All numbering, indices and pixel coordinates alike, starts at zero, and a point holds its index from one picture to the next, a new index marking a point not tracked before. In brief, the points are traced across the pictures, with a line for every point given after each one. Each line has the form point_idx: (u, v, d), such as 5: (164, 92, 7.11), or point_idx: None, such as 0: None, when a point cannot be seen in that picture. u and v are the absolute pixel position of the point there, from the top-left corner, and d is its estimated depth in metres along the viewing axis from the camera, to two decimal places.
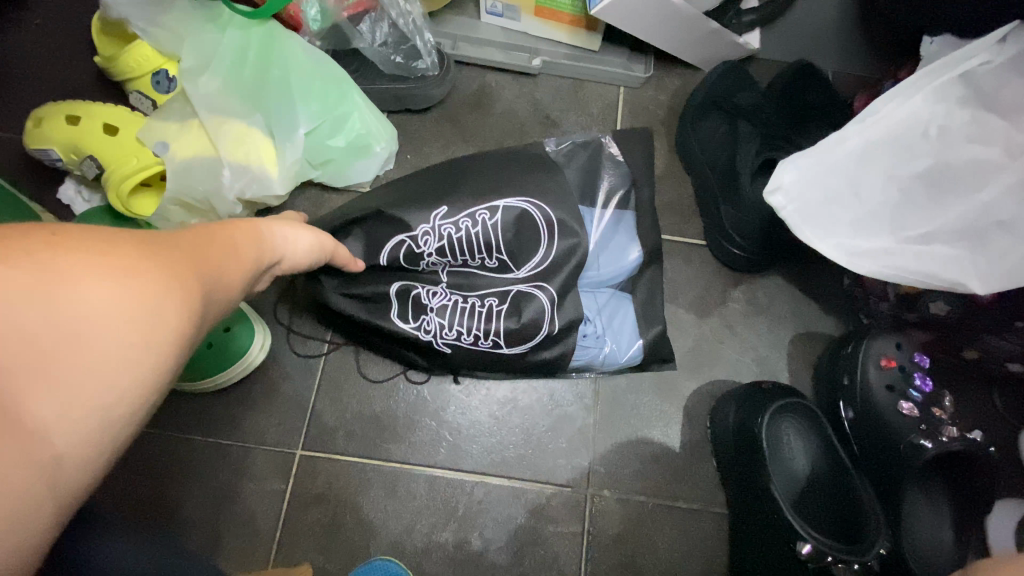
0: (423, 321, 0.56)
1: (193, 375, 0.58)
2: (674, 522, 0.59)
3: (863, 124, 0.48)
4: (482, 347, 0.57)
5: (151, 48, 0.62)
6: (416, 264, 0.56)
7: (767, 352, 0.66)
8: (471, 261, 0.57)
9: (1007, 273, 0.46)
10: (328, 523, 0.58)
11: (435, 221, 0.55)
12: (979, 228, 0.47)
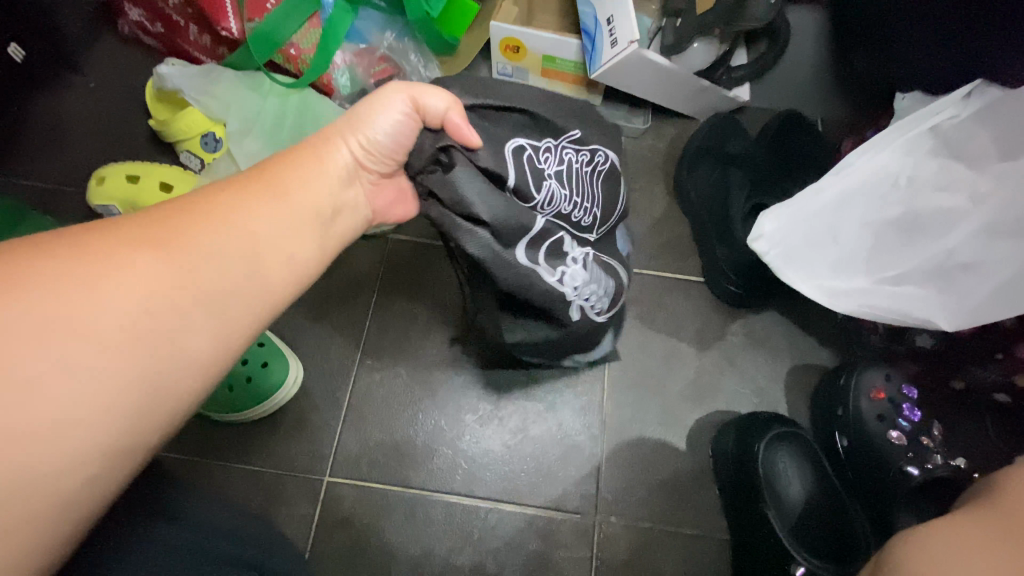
0: (564, 272, 0.49)
1: (232, 407, 0.63)
2: (680, 547, 0.62)
3: (838, 175, 0.53)
4: (592, 308, 0.54)
5: (201, 114, 0.70)
6: (535, 185, 0.46)
7: (765, 383, 0.70)
8: (580, 210, 0.51)
9: (971, 312, 0.51)
10: (353, 546, 0.62)
11: (557, 142, 0.49)
12: (944, 270, 0.51)
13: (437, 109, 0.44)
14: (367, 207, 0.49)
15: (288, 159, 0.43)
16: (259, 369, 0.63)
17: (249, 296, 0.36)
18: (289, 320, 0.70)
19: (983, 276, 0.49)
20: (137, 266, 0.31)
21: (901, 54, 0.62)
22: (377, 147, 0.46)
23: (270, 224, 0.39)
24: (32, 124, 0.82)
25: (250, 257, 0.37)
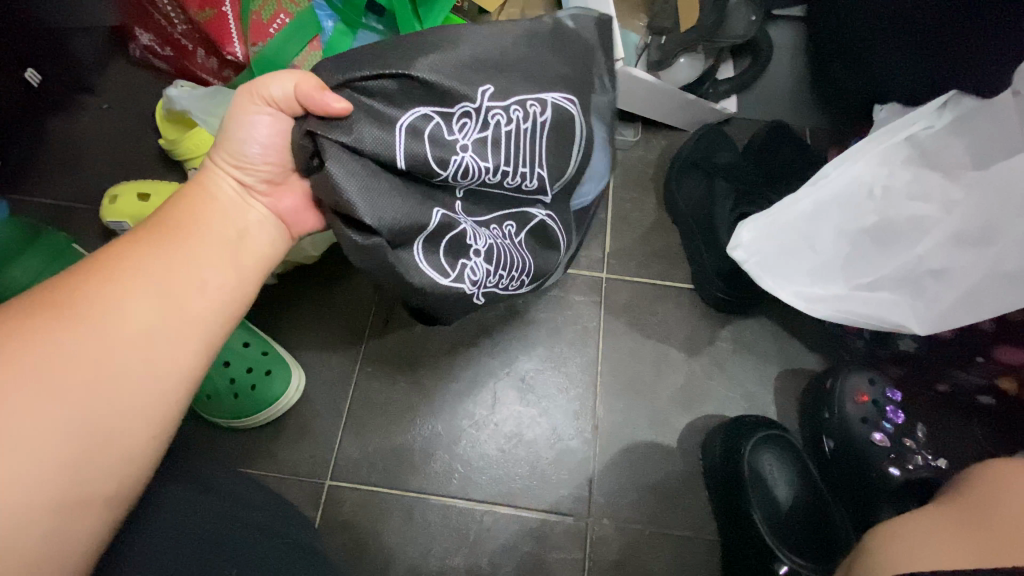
0: (464, 266, 0.47)
1: (238, 413, 0.66)
2: (670, 548, 0.64)
3: (815, 186, 0.55)
4: (500, 287, 0.53)
5: (208, 133, 0.74)
6: (447, 164, 0.42)
7: (753, 388, 0.71)
8: (508, 178, 0.48)
9: (941, 317, 0.53)
10: (353, 548, 0.64)
11: (479, 103, 0.42)
12: (916, 276, 0.53)
13: (292, 83, 0.42)
14: (274, 222, 0.49)
15: (173, 202, 0.45)
16: (263, 377, 0.66)
17: (171, 331, 0.38)
18: (291, 329, 0.73)
19: (950, 282, 0.52)
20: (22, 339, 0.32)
21: (875, 66, 0.64)
22: (248, 156, 0.46)
23: (170, 261, 0.40)
24: (47, 144, 0.86)
25: (152, 296, 0.38)
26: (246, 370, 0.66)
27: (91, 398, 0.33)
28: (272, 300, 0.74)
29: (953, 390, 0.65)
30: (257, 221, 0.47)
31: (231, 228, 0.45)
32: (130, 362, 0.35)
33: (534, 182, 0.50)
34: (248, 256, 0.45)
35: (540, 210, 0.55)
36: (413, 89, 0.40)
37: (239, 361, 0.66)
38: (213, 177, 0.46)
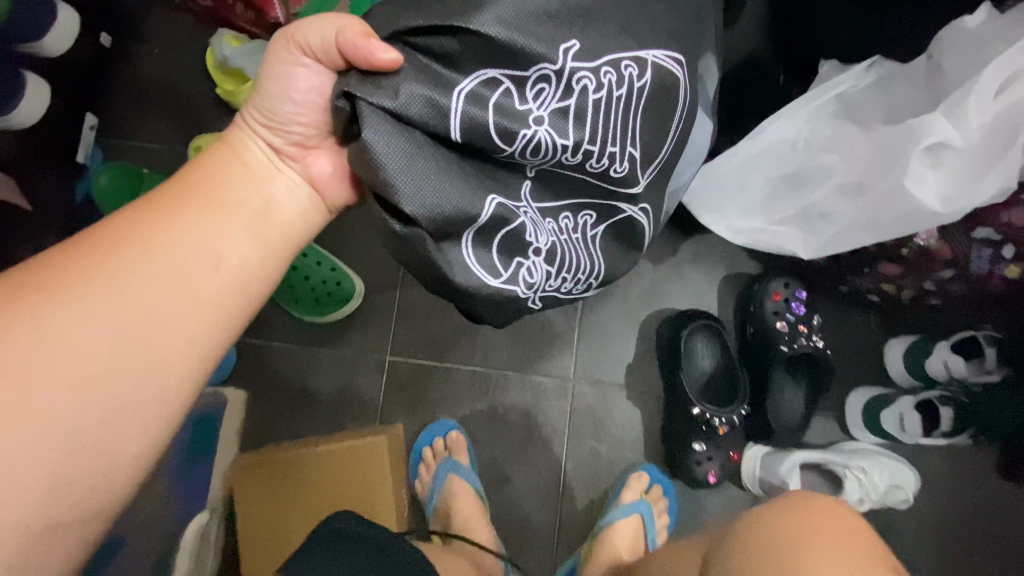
0: (523, 266, 0.51)
1: (322, 312, 0.92)
2: (627, 398, 0.93)
3: (749, 141, 0.73)
4: (564, 289, 0.57)
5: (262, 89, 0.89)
6: (512, 142, 0.44)
7: (702, 288, 0.93)
8: (591, 160, 0.50)
9: (821, 246, 0.74)
10: (409, 399, 0.94)
11: (560, 66, 0.43)
12: (810, 215, 0.73)
13: (335, 33, 0.45)
14: (304, 190, 0.56)
15: (210, 160, 0.53)
16: (336, 285, 0.91)
17: (196, 293, 0.46)
18: (349, 248, 0.96)
19: (832, 221, 0.72)
20: (80, 281, 0.42)
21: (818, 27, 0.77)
22: (284, 115, 0.52)
23: (203, 229, 0.48)
24: (114, 89, 0.99)
25: (183, 259, 0.46)
26: (323, 282, 0.91)
27: (132, 341, 0.43)
28: (333, 226, 0.96)
29: (850, 289, 0.88)
30: (286, 188, 0.55)
31: (258, 197, 0.52)
32: (162, 311, 0.44)
33: (620, 169, 0.52)
34: (274, 227, 0.53)
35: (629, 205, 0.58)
36: (473, 44, 0.41)
37: (316, 275, 0.91)
38: (247, 139, 0.54)
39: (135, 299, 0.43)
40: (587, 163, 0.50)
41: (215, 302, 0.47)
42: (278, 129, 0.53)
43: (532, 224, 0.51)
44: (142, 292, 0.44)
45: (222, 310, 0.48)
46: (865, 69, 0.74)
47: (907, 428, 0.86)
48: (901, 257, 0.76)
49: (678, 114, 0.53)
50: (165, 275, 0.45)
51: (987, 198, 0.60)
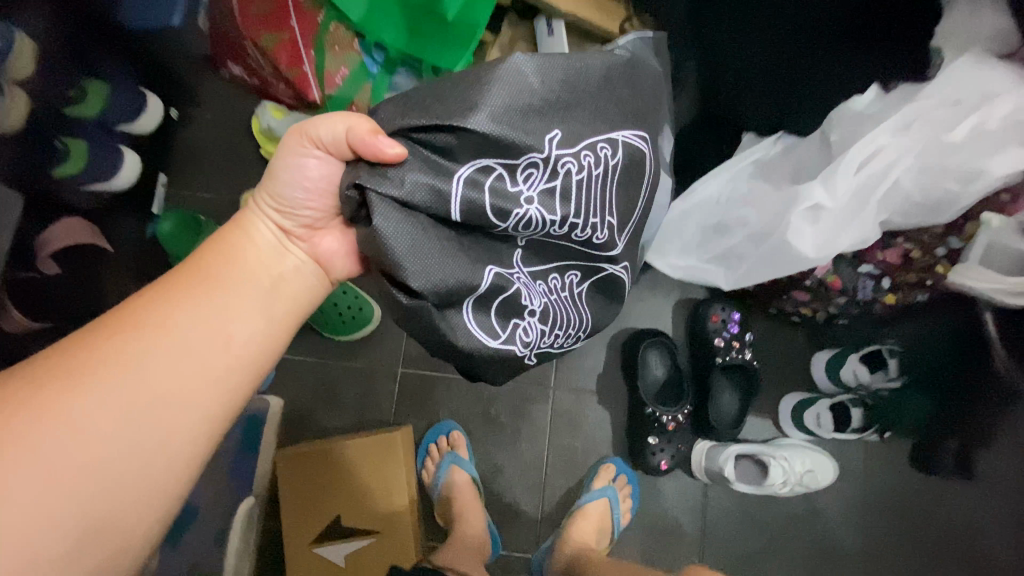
0: (518, 326, 0.67)
1: (346, 332, 1.12)
2: (595, 400, 1.14)
3: (685, 199, 0.97)
4: (553, 341, 0.73)
5: None
6: (505, 218, 0.57)
7: (656, 310, 1.15)
8: (577, 229, 0.64)
9: (737, 279, 0.98)
10: (418, 404, 1.14)
11: (546, 153, 0.57)
12: (729, 256, 0.97)
13: (344, 129, 0.57)
14: (307, 265, 0.67)
15: (226, 238, 0.64)
16: (358, 310, 1.10)
17: (214, 363, 0.56)
18: (368, 277, 1.16)
19: (744, 261, 0.95)
20: (107, 364, 0.51)
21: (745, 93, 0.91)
22: (295, 199, 0.63)
23: (217, 307, 0.58)
24: (180, 149, 1.24)
25: (202, 332, 0.57)
26: (348, 307, 1.10)
27: (161, 405, 0.53)
28: None
29: (779, 310, 1.07)
30: (290, 266, 0.66)
31: (270, 273, 0.64)
32: (185, 380, 0.54)
33: (602, 235, 0.67)
34: (279, 302, 0.64)
35: (608, 267, 0.75)
36: (468, 139, 0.53)
37: (343, 302, 1.09)
38: (262, 221, 0.65)
39: (164, 370, 0.54)
40: (574, 231, 0.65)
41: (229, 373, 0.58)
42: (288, 212, 0.64)
43: (526, 288, 0.67)
44: (170, 364, 0.54)
45: (234, 377, 0.58)
46: (773, 142, 0.93)
47: (822, 425, 1.06)
48: (806, 287, 0.96)
49: (649, 180, 0.71)
50: (188, 348, 0.55)
51: (845, 248, 0.84)
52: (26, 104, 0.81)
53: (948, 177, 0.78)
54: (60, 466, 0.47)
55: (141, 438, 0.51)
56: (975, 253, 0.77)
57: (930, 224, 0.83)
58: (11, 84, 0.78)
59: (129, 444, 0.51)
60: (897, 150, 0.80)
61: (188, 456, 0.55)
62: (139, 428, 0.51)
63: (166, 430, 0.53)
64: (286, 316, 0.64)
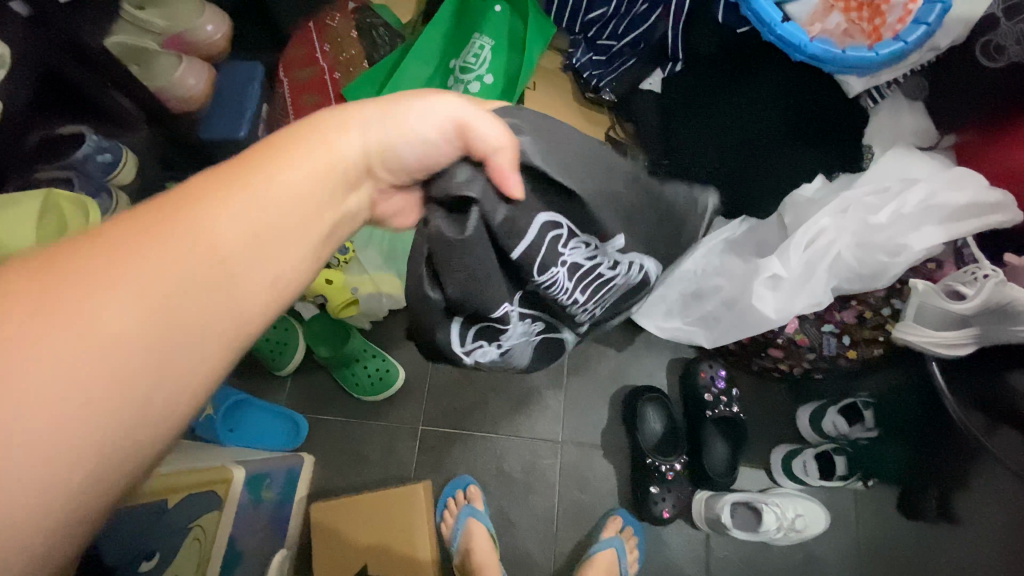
0: (481, 340, 0.70)
1: (374, 392, 1.24)
2: (601, 453, 1.24)
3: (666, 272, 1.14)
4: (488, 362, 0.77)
5: None
6: (543, 272, 0.63)
7: (652, 369, 1.29)
8: (575, 299, 0.73)
9: (716, 339, 1.13)
10: (438, 459, 1.25)
11: (601, 243, 0.66)
12: (708, 319, 1.13)
13: (452, 119, 0.54)
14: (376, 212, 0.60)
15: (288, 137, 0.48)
16: (385, 371, 1.24)
17: (214, 308, 0.40)
18: (394, 343, 1.31)
19: (719, 323, 1.11)
20: (137, 262, 0.37)
21: (713, 167, 1.08)
22: (412, 154, 0.55)
23: (236, 226, 0.42)
24: None
25: (171, 267, 0.38)
26: (376, 367, 1.23)
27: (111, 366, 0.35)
28: (383, 327, 1.32)
29: (759, 367, 1.21)
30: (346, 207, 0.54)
31: (290, 189, 0.46)
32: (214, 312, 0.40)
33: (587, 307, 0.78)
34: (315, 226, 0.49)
35: (567, 334, 0.84)
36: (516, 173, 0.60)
37: (371, 363, 1.23)
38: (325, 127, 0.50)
39: (98, 316, 0.35)
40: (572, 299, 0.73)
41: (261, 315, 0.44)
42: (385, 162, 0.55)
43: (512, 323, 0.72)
44: (118, 307, 0.35)
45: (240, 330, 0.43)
46: (739, 223, 1.12)
47: (809, 473, 1.16)
48: (779, 345, 1.10)
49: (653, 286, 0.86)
50: (149, 287, 0.37)
51: (802, 311, 1.00)
52: (127, 205, 1.03)
53: (879, 250, 0.95)
54: (103, 399, 0.34)
55: (81, 417, 0.34)
56: (910, 312, 0.94)
57: (870, 289, 1.00)
58: (115, 189, 1.02)
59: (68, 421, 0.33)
60: (836, 229, 0.97)
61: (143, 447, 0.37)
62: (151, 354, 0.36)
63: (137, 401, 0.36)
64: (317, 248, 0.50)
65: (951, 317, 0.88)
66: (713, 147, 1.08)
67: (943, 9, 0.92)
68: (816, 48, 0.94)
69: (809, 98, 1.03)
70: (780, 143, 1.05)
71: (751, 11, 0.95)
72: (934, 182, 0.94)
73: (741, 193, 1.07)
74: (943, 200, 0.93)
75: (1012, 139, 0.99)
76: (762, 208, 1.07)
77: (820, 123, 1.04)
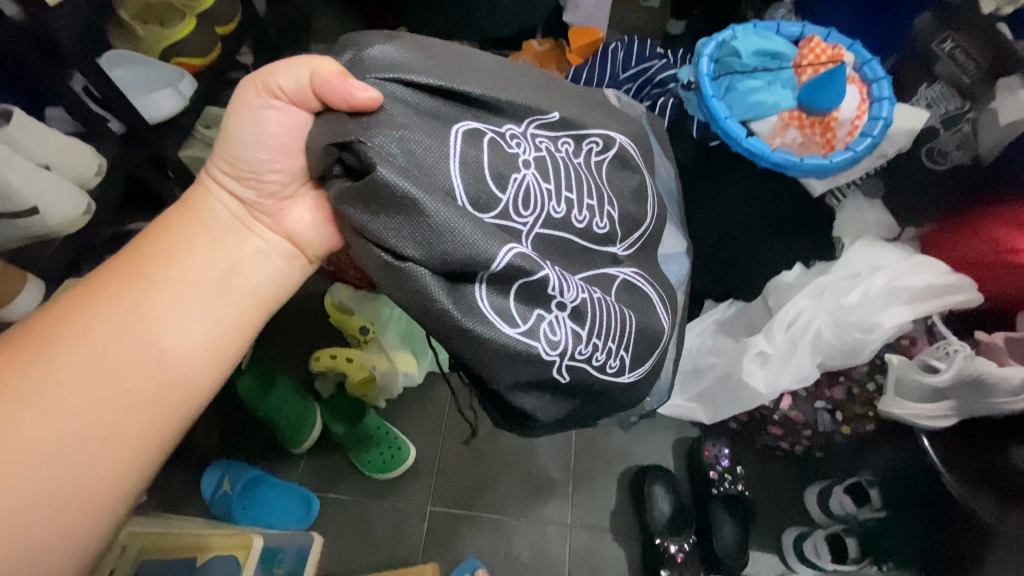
0: (535, 320, 0.63)
1: (383, 469, 1.27)
2: (609, 536, 1.24)
3: None
4: (580, 355, 0.68)
5: (358, 318, 1.31)
6: (529, 200, 0.63)
7: (658, 448, 1.32)
8: (574, 213, 0.69)
9: (713, 415, 1.19)
10: (447, 542, 1.24)
11: (524, 167, 0.62)
12: (705, 394, 1.19)
13: (308, 74, 0.57)
14: (277, 242, 0.68)
15: (192, 212, 0.64)
16: (398, 450, 1.28)
17: (101, 344, 0.53)
18: (407, 422, 1.36)
19: (716, 399, 1.17)
20: (54, 319, 0.54)
21: (705, 252, 1.23)
22: (258, 160, 0.63)
23: (136, 296, 0.56)
24: None
25: (84, 314, 0.54)
26: (387, 444, 1.28)
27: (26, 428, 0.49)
28: (398, 405, 1.38)
29: (762, 446, 1.25)
30: (248, 249, 0.65)
31: (164, 257, 0.59)
32: (101, 345, 0.53)
33: (604, 224, 0.73)
34: (232, 299, 0.62)
35: (583, 335, 0.68)
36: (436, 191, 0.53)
37: (383, 438, 1.28)
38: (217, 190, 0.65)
39: (34, 350, 0.51)
40: (583, 348, 0.68)
41: (161, 366, 0.56)
42: (249, 177, 0.64)
43: (619, 309, 0.73)
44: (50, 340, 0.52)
45: (184, 376, 0.57)
46: (728, 305, 1.22)
47: (822, 556, 1.14)
48: (777, 422, 1.15)
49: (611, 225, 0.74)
50: (69, 326, 0.53)
51: (790, 385, 1.07)
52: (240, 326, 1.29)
53: (854, 328, 1.04)
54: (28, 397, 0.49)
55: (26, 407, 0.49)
56: (889, 387, 1.01)
57: (851, 364, 1.07)
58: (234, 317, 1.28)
59: (28, 466, 0.48)
60: (814, 310, 1.07)
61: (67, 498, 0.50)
62: (51, 378, 0.51)
63: (51, 454, 0.49)
64: (227, 329, 0.61)
65: (928, 390, 0.95)
66: (700, 239, 1.23)
67: (884, 124, 1.12)
68: (778, 157, 1.10)
69: (778, 199, 1.20)
70: (759, 235, 1.20)
71: (721, 129, 1.13)
72: (896, 268, 1.06)
73: (725, 279, 1.22)
74: (905, 283, 1.04)
75: (966, 229, 1.12)
76: (748, 291, 1.21)
77: (792, 218, 1.20)
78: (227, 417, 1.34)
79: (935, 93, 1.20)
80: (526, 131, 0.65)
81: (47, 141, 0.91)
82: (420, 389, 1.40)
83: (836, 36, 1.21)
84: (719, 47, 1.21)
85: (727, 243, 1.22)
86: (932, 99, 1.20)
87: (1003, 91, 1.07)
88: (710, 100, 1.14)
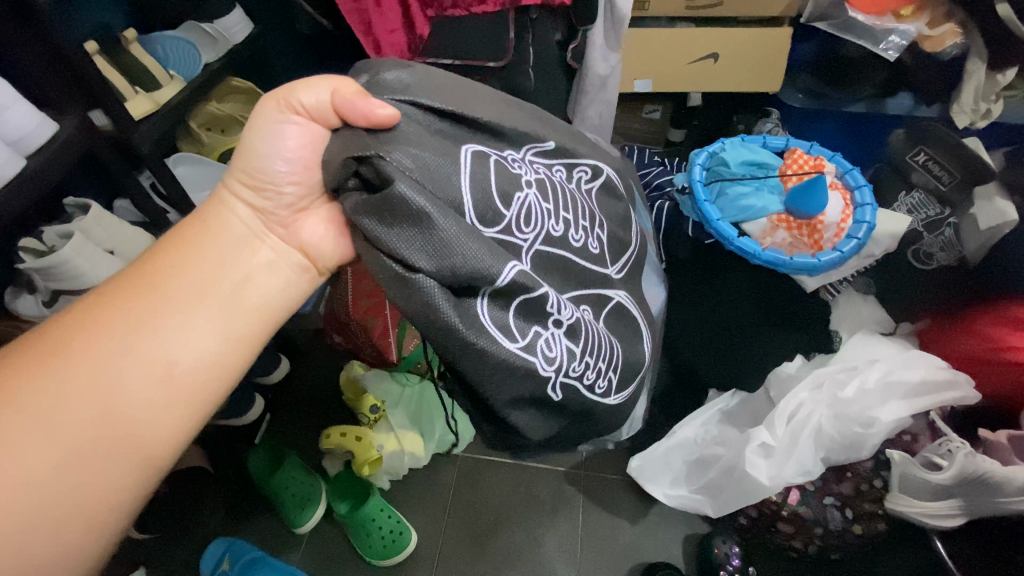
0: (535, 335, 0.69)
1: (382, 556, 1.25)
2: None
3: (669, 438, 1.24)
4: (575, 372, 0.75)
5: (371, 396, 1.35)
6: (531, 219, 0.70)
7: (666, 544, 1.28)
8: (572, 233, 0.78)
9: (719, 508, 1.17)
10: None
11: (526, 187, 0.70)
12: (712, 485, 1.18)
13: (328, 93, 0.64)
14: (289, 255, 0.72)
15: (208, 229, 0.68)
16: (399, 536, 1.26)
17: (108, 361, 0.56)
18: (410, 505, 1.35)
19: (722, 491, 1.16)
20: (68, 335, 0.57)
21: (706, 346, 1.25)
22: (276, 172, 0.68)
23: (146, 313, 0.60)
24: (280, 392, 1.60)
25: (95, 330, 0.58)
26: (388, 529, 1.25)
27: (32, 446, 0.52)
28: (401, 488, 1.38)
29: (774, 545, 1.20)
30: (260, 262, 0.69)
31: (176, 276, 0.63)
32: (111, 360, 0.57)
33: (595, 244, 0.83)
34: (240, 315, 0.65)
35: (577, 351, 0.75)
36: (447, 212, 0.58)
37: (386, 522, 1.26)
38: (236, 202, 0.69)
39: (48, 365, 0.55)
40: (576, 365, 0.75)
41: (167, 379, 0.59)
42: (266, 188, 0.68)
43: (605, 335, 0.82)
44: (62, 356, 0.56)
45: (188, 392, 0.60)
46: (731, 396, 1.24)
47: None
48: (786, 518, 1.12)
49: (601, 248, 0.84)
50: (81, 341, 0.57)
51: (794, 479, 1.07)
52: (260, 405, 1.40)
53: (854, 423, 1.06)
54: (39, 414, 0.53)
55: (40, 425, 0.52)
56: (894, 483, 1.00)
57: (856, 459, 1.08)
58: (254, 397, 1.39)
59: (40, 485, 0.51)
60: (813, 403, 1.08)
61: (72, 511, 0.53)
62: (61, 395, 0.54)
63: (53, 477, 0.52)
64: (233, 342, 0.64)
65: (931, 487, 0.94)
66: (701, 329, 1.27)
67: (868, 227, 1.21)
68: (770, 255, 1.19)
69: (774, 295, 1.26)
70: (759, 327, 1.24)
71: (715, 230, 1.23)
72: (891, 363, 1.10)
73: (728, 372, 1.23)
74: (901, 378, 1.08)
75: (960, 326, 1.16)
76: (750, 384, 1.22)
77: (790, 313, 1.24)
78: (233, 493, 1.35)
79: (915, 201, 1.33)
80: (524, 157, 0.74)
81: (112, 229, 1.03)
82: (425, 472, 1.40)
83: (817, 149, 1.35)
84: (711, 157, 1.35)
85: (727, 334, 1.25)
86: (914, 205, 1.32)
87: (980, 198, 1.23)
88: (703, 204, 1.25)
